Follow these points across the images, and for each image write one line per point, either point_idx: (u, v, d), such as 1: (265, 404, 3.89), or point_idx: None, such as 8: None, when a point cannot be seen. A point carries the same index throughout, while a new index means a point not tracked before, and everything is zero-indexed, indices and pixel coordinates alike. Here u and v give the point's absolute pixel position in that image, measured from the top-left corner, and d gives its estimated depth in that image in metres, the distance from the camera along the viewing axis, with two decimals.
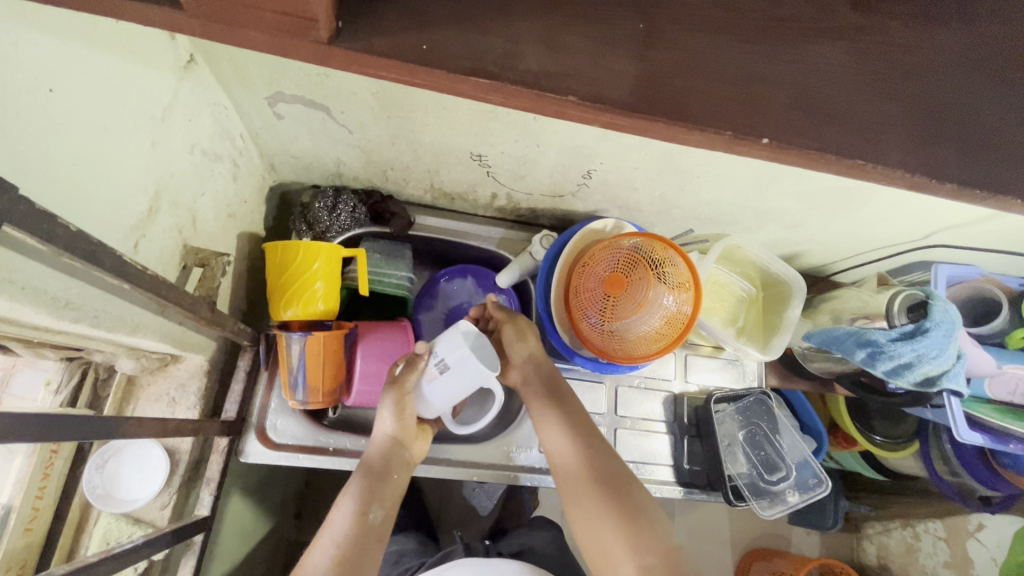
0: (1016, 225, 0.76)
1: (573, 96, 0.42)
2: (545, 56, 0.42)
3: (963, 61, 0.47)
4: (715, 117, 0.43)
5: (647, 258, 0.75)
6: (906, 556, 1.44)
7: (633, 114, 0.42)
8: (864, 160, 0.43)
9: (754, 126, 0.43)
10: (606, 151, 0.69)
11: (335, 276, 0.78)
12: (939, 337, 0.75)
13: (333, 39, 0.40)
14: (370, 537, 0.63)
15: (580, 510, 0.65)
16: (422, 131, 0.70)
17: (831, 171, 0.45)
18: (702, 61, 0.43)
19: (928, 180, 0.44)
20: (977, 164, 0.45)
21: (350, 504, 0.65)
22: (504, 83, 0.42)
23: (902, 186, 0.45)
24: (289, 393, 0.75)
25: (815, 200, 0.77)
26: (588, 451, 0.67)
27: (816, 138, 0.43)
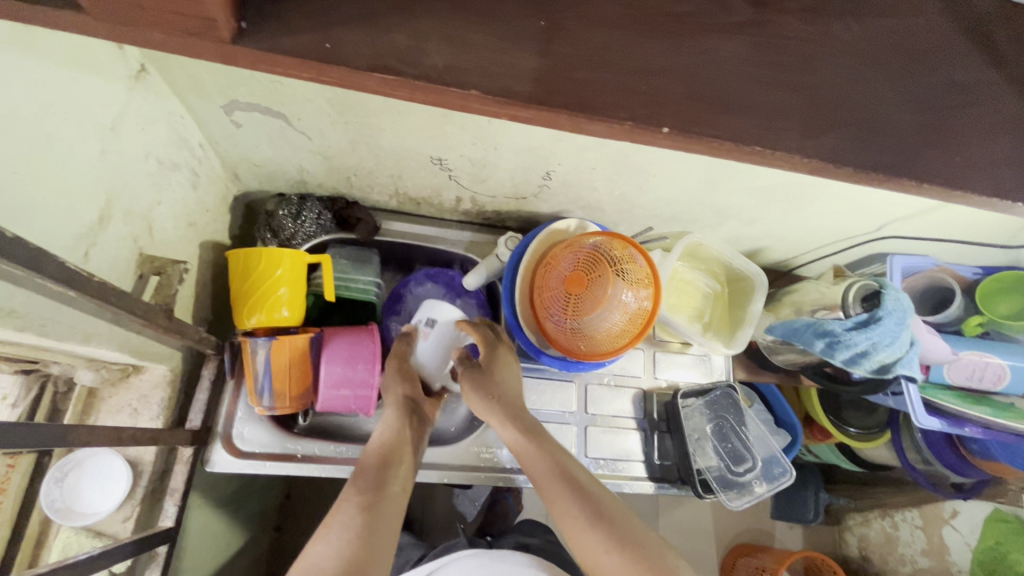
0: (960, 215, 0.79)
1: (475, 90, 0.43)
2: (479, 58, 0.44)
3: (864, 51, 0.49)
4: (620, 109, 0.44)
5: (607, 256, 0.76)
6: (887, 545, 1.47)
7: (571, 111, 0.44)
8: (760, 146, 0.45)
9: (686, 121, 0.45)
10: (562, 152, 0.71)
11: (299, 283, 0.79)
12: (891, 324, 0.78)
13: (237, 38, 0.41)
14: (385, 504, 0.62)
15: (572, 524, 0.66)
16: (380, 136, 0.71)
17: (735, 157, 0.47)
18: (612, 55, 0.45)
19: (826, 164, 0.46)
20: (903, 152, 0.48)
21: (371, 478, 0.64)
22: (408, 79, 0.43)
23: (803, 171, 0.47)
24: (255, 399, 0.76)
25: (768, 196, 0.79)
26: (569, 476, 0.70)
27: (748, 130, 0.45)
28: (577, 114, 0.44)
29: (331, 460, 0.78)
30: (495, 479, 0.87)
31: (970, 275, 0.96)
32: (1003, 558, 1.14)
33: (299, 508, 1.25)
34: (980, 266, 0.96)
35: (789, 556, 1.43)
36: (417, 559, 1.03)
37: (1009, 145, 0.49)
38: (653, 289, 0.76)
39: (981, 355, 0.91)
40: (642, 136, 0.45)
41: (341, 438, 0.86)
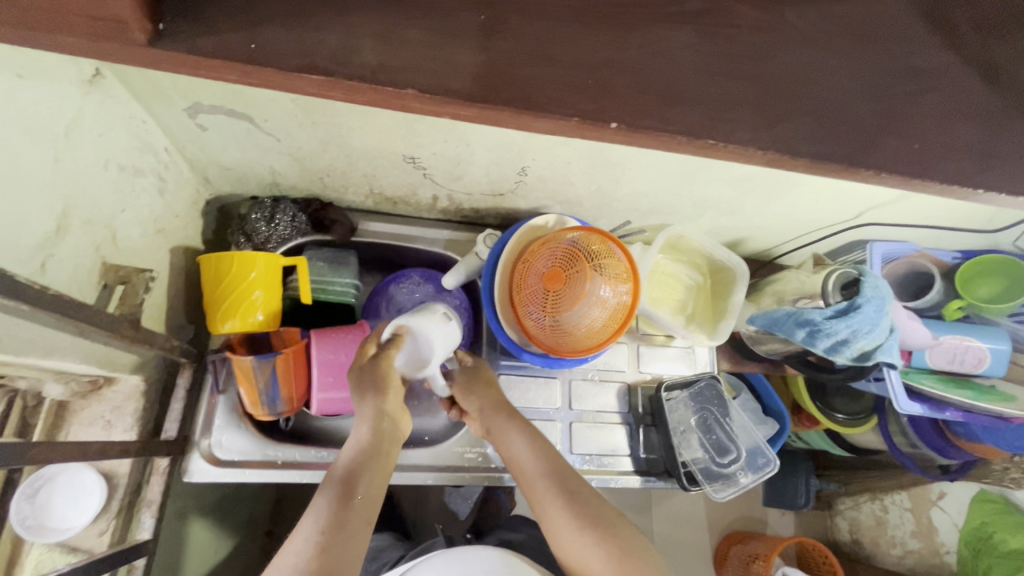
0: (938, 200, 0.79)
1: (414, 88, 0.42)
2: (431, 54, 0.43)
3: (819, 39, 0.49)
4: (569, 106, 0.43)
5: (585, 252, 0.75)
6: (877, 528, 1.49)
7: (532, 109, 0.43)
8: (714, 139, 0.45)
9: (649, 114, 0.44)
10: (535, 147, 0.70)
11: (274, 286, 0.78)
12: (871, 311, 0.78)
13: (153, 41, 0.41)
14: (353, 525, 0.60)
15: (557, 524, 0.68)
16: (350, 136, 0.70)
17: (691, 151, 0.46)
18: (565, 50, 0.44)
19: (782, 156, 0.46)
20: (870, 142, 0.47)
21: (339, 498, 0.62)
22: (340, 79, 0.42)
23: (761, 163, 0.46)
24: (262, 409, 0.76)
25: (745, 186, 0.79)
26: (555, 483, 0.70)
27: (712, 123, 0.45)
28: (538, 111, 0.43)
29: (312, 466, 0.77)
30: (480, 477, 0.87)
31: (950, 260, 0.96)
32: (989, 538, 1.16)
33: (290, 513, 1.24)
34: (960, 251, 0.96)
35: (780, 543, 1.44)
36: (396, 560, 1.05)
37: (976, 132, 0.49)
38: (632, 283, 0.76)
39: (962, 339, 0.91)
40: (605, 132, 0.45)
41: (323, 442, 0.85)
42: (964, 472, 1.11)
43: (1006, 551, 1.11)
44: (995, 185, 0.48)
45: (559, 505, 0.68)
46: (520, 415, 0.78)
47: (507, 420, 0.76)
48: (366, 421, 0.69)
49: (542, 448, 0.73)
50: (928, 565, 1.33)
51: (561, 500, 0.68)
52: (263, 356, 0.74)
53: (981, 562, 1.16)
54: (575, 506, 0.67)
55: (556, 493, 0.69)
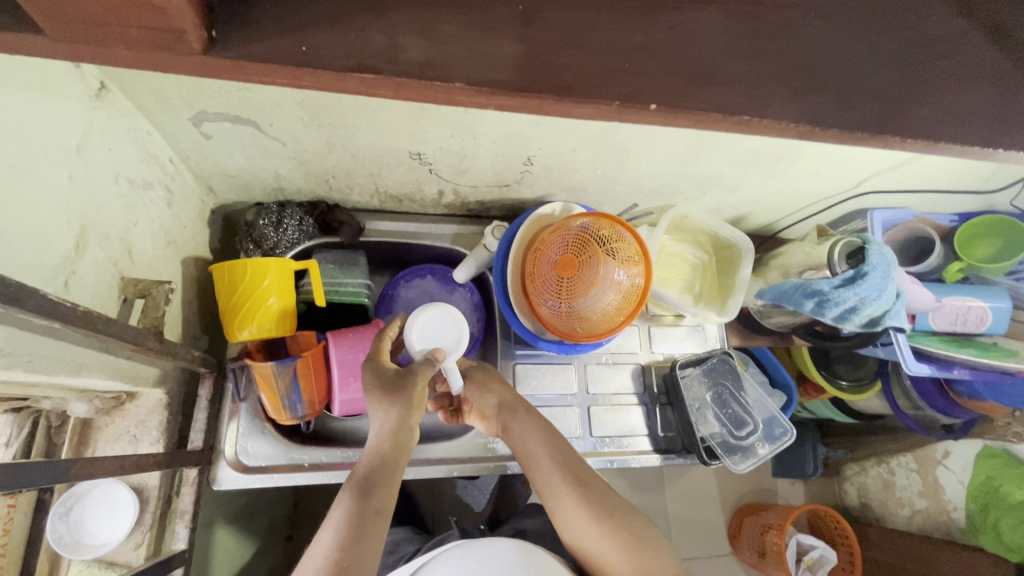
0: (936, 164, 0.80)
1: (460, 82, 0.43)
2: (452, 48, 0.43)
3: (833, 10, 0.49)
4: (603, 91, 0.44)
5: (595, 237, 0.76)
6: (885, 491, 1.56)
7: (559, 94, 0.44)
8: (743, 114, 0.45)
9: (670, 94, 0.45)
10: (543, 135, 0.71)
11: (287, 291, 0.78)
12: (877, 278, 0.79)
13: (208, 50, 0.41)
14: (370, 537, 0.61)
15: (570, 514, 0.71)
16: (355, 135, 0.70)
17: (721, 128, 0.47)
18: (585, 35, 0.45)
19: (809, 127, 0.47)
20: (884, 108, 0.48)
21: (355, 510, 0.62)
22: (388, 77, 0.43)
23: (788, 136, 0.47)
24: (285, 414, 0.77)
25: (748, 162, 0.80)
26: (567, 477, 0.72)
27: (732, 97, 0.45)
28: (559, 96, 0.44)
29: (339, 466, 0.78)
30: (504, 466, 0.88)
31: (947, 223, 0.98)
32: (996, 491, 1.21)
33: (310, 516, 1.25)
34: (956, 213, 0.99)
35: (792, 511, 1.48)
36: (413, 553, 1.07)
37: (989, 92, 0.50)
38: (644, 265, 0.76)
39: (963, 300, 0.94)
40: (626, 114, 0.45)
41: (346, 442, 0.86)
42: (968, 430, 1.15)
43: (1013, 503, 1.18)
44: (1011, 144, 0.49)
45: (573, 497, 0.71)
46: (531, 410, 0.79)
47: (523, 418, 0.77)
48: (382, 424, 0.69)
49: (555, 445, 0.75)
50: (936, 522, 1.39)
51: (574, 494, 0.70)
52: (283, 362, 0.74)
53: (991, 514, 1.22)
54: (588, 498, 0.70)
55: (570, 487, 0.71)
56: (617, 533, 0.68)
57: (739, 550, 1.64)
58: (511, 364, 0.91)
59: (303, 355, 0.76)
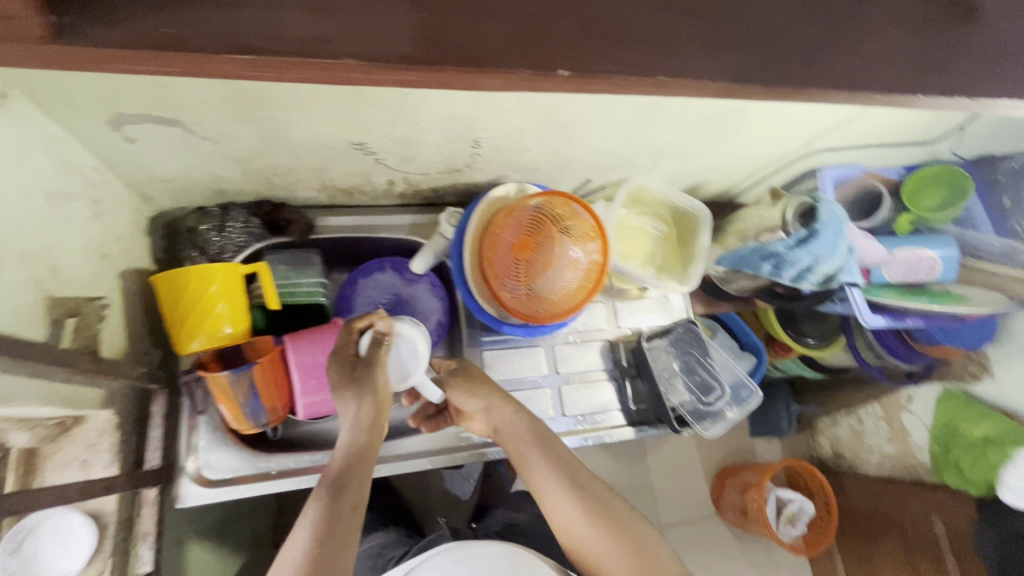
0: (878, 119, 0.81)
1: (350, 58, 0.42)
2: (354, 25, 0.43)
3: None
4: (517, 59, 0.44)
5: (550, 216, 0.75)
6: (855, 441, 1.63)
7: (481, 67, 0.43)
8: (661, 77, 0.46)
9: (591, 58, 0.45)
10: (487, 114, 0.69)
11: (237, 294, 0.75)
12: (829, 236, 0.80)
13: (60, 37, 0.39)
14: (345, 535, 0.59)
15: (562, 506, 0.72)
16: (291, 128, 0.67)
17: (640, 92, 0.47)
18: (495, 6, 0.45)
19: (733, 85, 0.47)
20: (811, 61, 0.49)
21: (330, 507, 0.61)
22: (290, 58, 0.41)
23: (712, 96, 0.47)
24: (245, 423, 0.75)
25: (697, 128, 0.79)
26: (562, 477, 0.72)
27: (653, 58, 0.46)
28: (477, 68, 0.43)
29: (307, 471, 0.77)
30: (479, 455, 0.88)
31: (894, 176, 1.01)
32: (954, 431, 1.27)
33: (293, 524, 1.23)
34: (903, 166, 1.01)
35: (769, 469, 1.53)
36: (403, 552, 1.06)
37: (910, 39, 0.51)
38: (600, 242, 0.76)
39: (913, 251, 0.98)
40: (554, 83, 0.44)
41: (315, 445, 0.85)
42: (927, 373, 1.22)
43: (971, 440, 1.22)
44: (936, 89, 0.50)
45: (567, 497, 0.71)
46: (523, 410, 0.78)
47: (518, 418, 0.76)
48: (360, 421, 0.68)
49: (546, 441, 0.75)
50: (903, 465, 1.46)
51: (569, 493, 0.71)
52: (237, 370, 0.72)
53: (951, 453, 1.28)
54: (583, 498, 0.70)
55: (564, 486, 0.71)
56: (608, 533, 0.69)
57: (724, 510, 1.69)
58: (479, 351, 0.91)
59: (259, 362, 0.73)
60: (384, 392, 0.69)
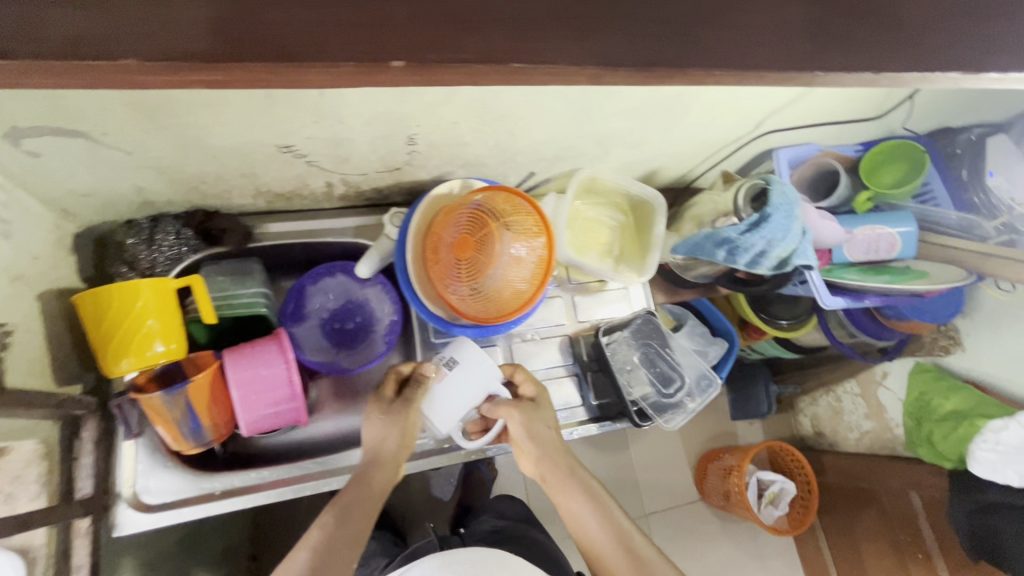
0: (828, 97, 0.79)
1: (133, 59, 0.39)
2: (202, 15, 0.39)
3: None
4: (336, 50, 0.41)
5: (491, 213, 0.72)
6: (834, 418, 1.66)
7: (333, 63, 0.41)
8: (513, 64, 0.44)
9: (427, 48, 0.43)
10: (416, 110, 0.66)
11: (170, 310, 0.72)
12: (780, 219, 0.79)
13: None
14: (341, 557, 0.62)
15: (588, 535, 0.70)
16: (209, 134, 0.63)
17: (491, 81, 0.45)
18: None
19: (601, 70, 0.46)
20: (689, 38, 0.47)
21: (330, 533, 0.64)
22: (140, 66, 0.39)
23: (585, 81, 0.46)
24: (182, 442, 0.72)
25: (642, 114, 0.77)
26: (579, 495, 0.71)
27: (507, 43, 0.44)
28: (317, 60, 0.41)
29: (253, 489, 0.74)
30: (436, 459, 0.86)
31: (852, 153, 1.00)
32: (927, 404, 1.28)
33: None
34: (861, 142, 1.00)
35: (750, 452, 1.53)
36: (384, 562, 1.05)
37: (805, 8, 0.49)
38: (543, 236, 0.73)
39: (874, 229, 0.97)
40: (414, 76, 0.43)
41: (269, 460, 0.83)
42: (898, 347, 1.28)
43: (943, 415, 1.23)
44: (834, 66, 0.49)
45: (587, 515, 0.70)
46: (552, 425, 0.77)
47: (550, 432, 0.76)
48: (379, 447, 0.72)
49: (579, 470, 0.73)
50: (883, 439, 1.50)
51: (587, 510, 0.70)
52: (171, 390, 0.68)
53: (925, 429, 1.28)
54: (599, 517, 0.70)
55: (582, 505, 0.71)
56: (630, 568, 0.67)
57: (707, 496, 1.69)
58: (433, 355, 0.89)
59: (193, 380, 0.70)
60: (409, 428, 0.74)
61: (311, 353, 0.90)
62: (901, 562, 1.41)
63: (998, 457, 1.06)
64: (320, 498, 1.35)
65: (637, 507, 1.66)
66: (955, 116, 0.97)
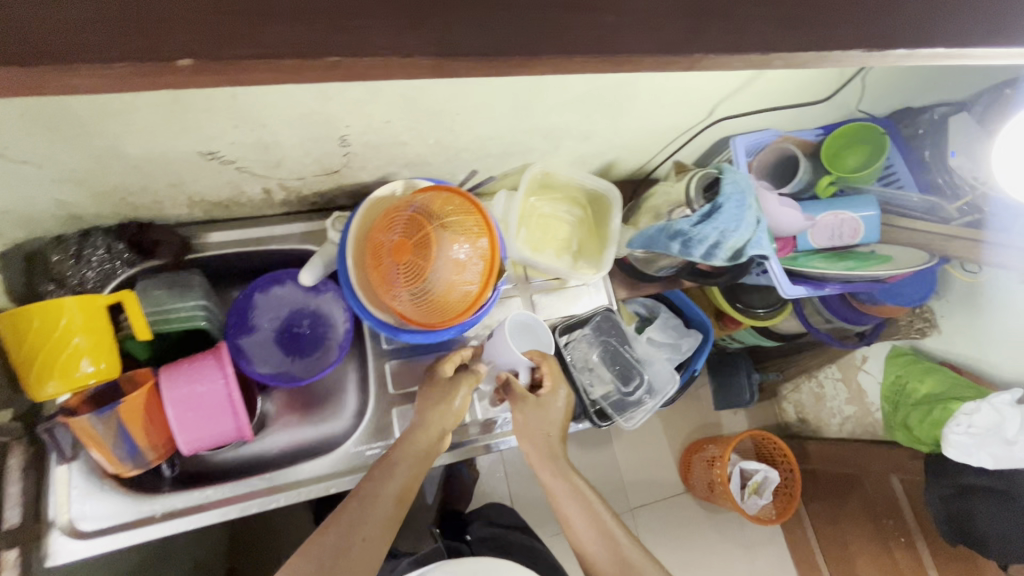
0: (777, 80, 0.77)
1: None
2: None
3: None
4: (112, 45, 0.34)
5: (428, 215, 0.69)
6: (817, 405, 1.65)
7: (112, 60, 0.35)
8: (360, 53, 0.37)
9: (215, 41, 0.35)
10: (342, 108, 0.63)
11: (100, 328, 0.69)
12: (731, 209, 0.76)
13: None
14: (377, 519, 0.68)
15: (576, 532, 0.78)
16: (120, 143, 0.60)
17: (334, 79, 0.39)
18: None
19: (448, 61, 0.39)
20: (544, 19, 0.40)
21: (372, 497, 0.70)
22: None
23: (423, 71, 0.40)
24: (116, 465, 0.69)
25: (586, 106, 0.74)
26: (579, 495, 0.79)
27: (332, 37, 0.37)
28: (75, 61, 0.34)
29: (197, 509, 0.72)
30: None
31: (813, 138, 0.98)
32: (903, 388, 1.26)
33: None
34: (822, 127, 0.98)
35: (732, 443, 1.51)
36: None
37: None
38: (485, 237, 0.70)
39: (836, 214, 0.94)
40: (209, 75, 0.36)
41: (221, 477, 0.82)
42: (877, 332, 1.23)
43: (918, 398, 1.22)
44: (715, 46, 0.43)
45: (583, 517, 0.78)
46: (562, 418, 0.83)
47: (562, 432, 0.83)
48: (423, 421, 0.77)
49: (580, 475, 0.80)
50: (865, 424, 1.50)
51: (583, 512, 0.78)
52: (102, 411, 0.65)
53: (900, 413, 1.26)
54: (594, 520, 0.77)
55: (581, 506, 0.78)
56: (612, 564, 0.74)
57: (693, 487, 1.68)
58: (386, 364, 0.85)
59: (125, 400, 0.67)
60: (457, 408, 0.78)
61: (261, 364, 0.87)
62: (884, 548, 1.40)
63: (971, 440, 1.04)
64: (297, 507, 1.33)
65: (622, 502, 1.64)
66: (914, 96, 0.95)
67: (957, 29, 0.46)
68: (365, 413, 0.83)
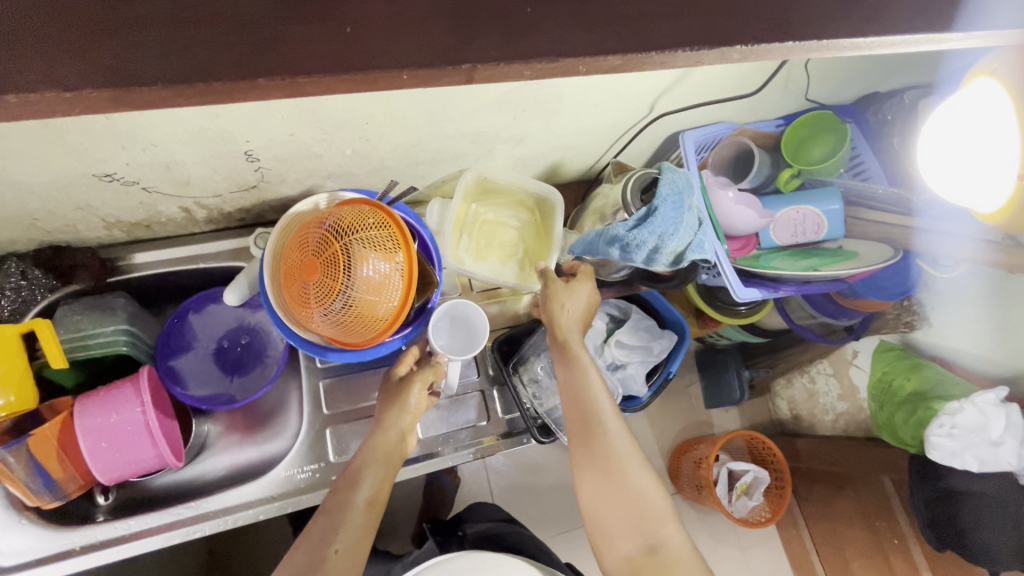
0: (713, 72, 0.72)
1: None
2: None
3: None
4: None
5: (337, 233, 0.65)
6: (809, 401, 1.59)
7: None
8: (171, 84, 0.35)
9: None
10: (236, 124, 0.59)
11: (13, 358, 0.67)
12: (669, 212, 0.72)
13: None
14: (348, 523, 0.65)
15: (576, 431, 0.70)
16: (6, 169, 0.57)
17: (151, 107, 0.36)
18: None
19: (265, 84, 0.36)
20: (318, 41, 0.37)
21: (342, 504, 0.66)
22: None
23: (231, 98, 0.36)
24: (31, 499, 0.67)
25: (509, 108, 0.70)
26: (591, 392, 0.70)
27: (144, 65, 0.35)
28: None
29: (119, 540, 0.72)
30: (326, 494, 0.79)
31: (773, 129, 0.92)
32: (890, 386, 1.17)
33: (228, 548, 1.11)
34: (781, 117, 0.93)
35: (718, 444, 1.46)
36: None
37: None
38: (404, 252, 0.67)
39: (797, 209, 0.89)
40: None
41: (155, 504, 0.81)
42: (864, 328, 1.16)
43: (904, 396, 1.13)
44: (490, 56, 0.39)
45: (590, 410, 0.69)
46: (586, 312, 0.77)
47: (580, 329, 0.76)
48: (381, 423, 0.75)
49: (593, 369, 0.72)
50: (858, 421, 1.43)
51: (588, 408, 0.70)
52: (10, 444, 0.64)
53: (885, 411, 1.18)
54: (600, 420, 0.69)
55: (592, 405, 0.70)
56: (603, 477, 0.67)
57: (682, 488, 1.63)
58: (319, 383, 0.83)
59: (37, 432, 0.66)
60: (415, 410, 0.76)
61: (196, 386, 0.84)
62: (879, 549, 1.34)
63: (954, 443, 0.96)
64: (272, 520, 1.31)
65: None
66: (881, 80, 0.89)
67: (850, 23, 0.43)
68: (298, 435, 0.81)
